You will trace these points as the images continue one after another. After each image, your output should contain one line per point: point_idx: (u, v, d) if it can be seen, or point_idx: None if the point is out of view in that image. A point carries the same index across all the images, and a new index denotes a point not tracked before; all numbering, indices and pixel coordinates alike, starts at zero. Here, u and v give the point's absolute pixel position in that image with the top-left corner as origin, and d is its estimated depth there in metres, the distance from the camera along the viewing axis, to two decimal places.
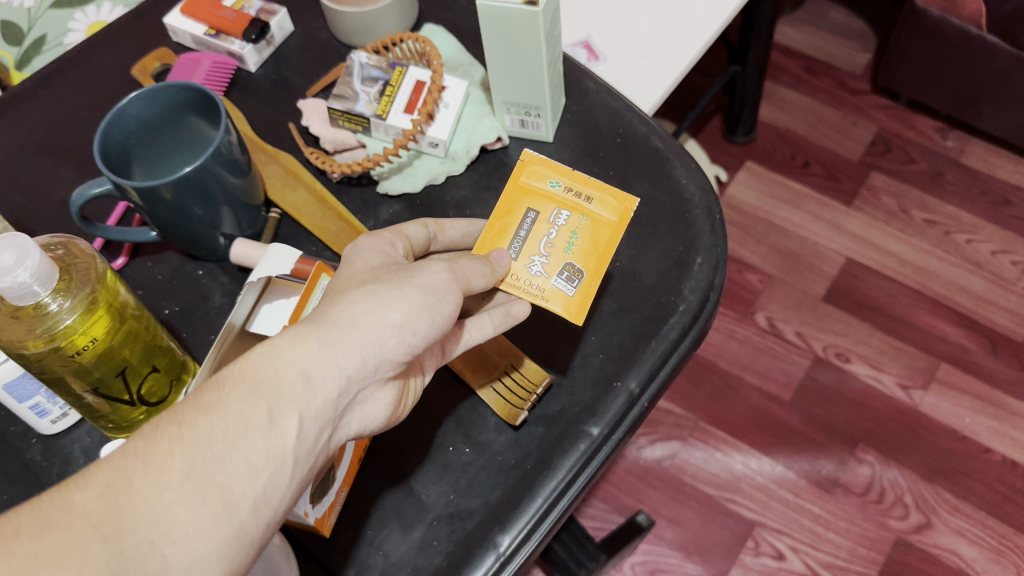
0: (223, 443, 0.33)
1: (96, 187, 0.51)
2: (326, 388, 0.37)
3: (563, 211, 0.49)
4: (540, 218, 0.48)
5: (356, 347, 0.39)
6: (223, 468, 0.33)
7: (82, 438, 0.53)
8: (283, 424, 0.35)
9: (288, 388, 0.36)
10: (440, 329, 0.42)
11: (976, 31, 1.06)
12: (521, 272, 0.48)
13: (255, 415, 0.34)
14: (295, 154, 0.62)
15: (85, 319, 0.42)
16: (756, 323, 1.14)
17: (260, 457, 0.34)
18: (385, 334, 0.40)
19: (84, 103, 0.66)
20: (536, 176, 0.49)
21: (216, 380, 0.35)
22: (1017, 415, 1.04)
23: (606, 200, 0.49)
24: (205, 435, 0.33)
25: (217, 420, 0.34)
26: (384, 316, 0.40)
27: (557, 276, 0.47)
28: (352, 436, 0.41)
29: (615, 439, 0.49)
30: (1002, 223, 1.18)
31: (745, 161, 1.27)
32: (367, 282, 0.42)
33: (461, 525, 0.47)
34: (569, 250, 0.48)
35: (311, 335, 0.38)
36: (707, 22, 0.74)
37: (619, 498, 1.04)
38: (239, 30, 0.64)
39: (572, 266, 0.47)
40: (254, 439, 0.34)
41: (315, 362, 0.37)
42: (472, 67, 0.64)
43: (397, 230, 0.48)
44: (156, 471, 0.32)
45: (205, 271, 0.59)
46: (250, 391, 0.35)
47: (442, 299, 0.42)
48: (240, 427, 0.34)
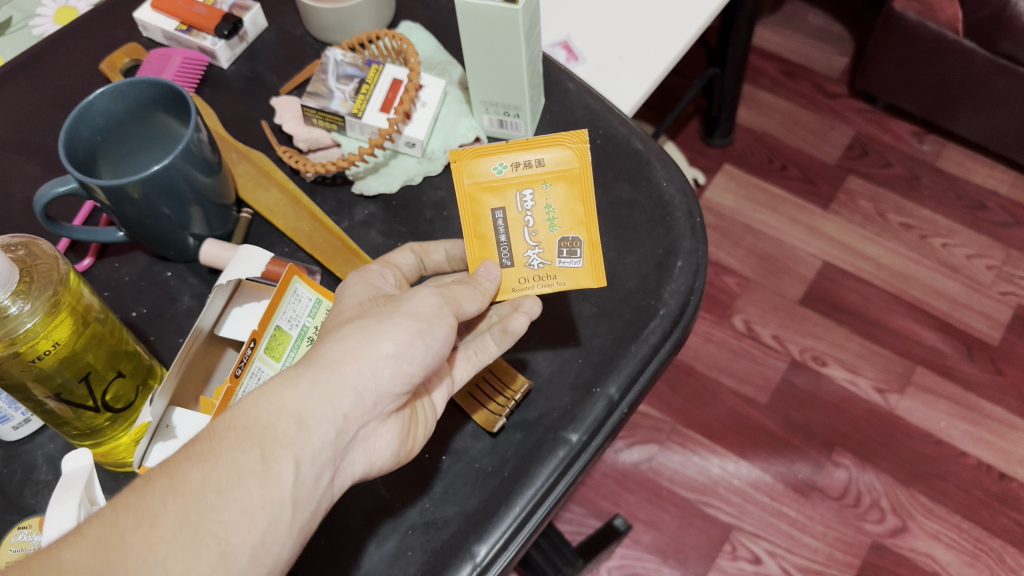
0: (215, 493, 0.33)
1: (61, 186, 0.49)
2: (322, 429, 0.36)
3: (526, 190, 0.46)
4: (510, 211, 0.46)
5: (350, 385, 0.37)
6: (217, 518, 0.32)
7: (45, 444, 0.51)
8: (278, 468, 0.34)
9: (281, 433, 0.35)
10: (437, 357, 0.41)
11: (953, 36, 1.07)
12: (524, 272, 0.47)
13: (247, 462, 0.34)
14: (267, 152, 0.60)
15: (47, 323, 0.41)
16: (734, 325, 1.14)
17: (255, 505, 0.33)
18: (378, 367, 0.38)
19: (50, 99, 0.64)
20: (478, 169, 0.46)
21: (207, 430, 0.35)
22: (991, 418, 1.05)
23: (557, 155, 0.46)
24: (197, 485, 0.33)
25: (209, 469, 0.33)
26: (376, 349, 0.38)
27: (559, 257, 0.46)
28: (359, 474, 0.40)
29: (594, 445, 0.48)
30: (977, 227, 1.19)
31: (723, 164, 1.27)
32: (357, 316, 0.41)
33: (436, 534, 0.46)
34: (554, 226, 0.46)
35: (301, 377, 0.37)
36: (686, 24, 0.73)
37: (596, 502, 1.03)
38: (211, 26, 0.63)
39: (567, 240, 0.46)
40: (247, 487, 0.33)
41: (307, 404, 0.36)
42: (450, 66, 0.63)
43: (384, 263, 0.48)
44: (148, 525, 0.31)
45: (174, 272, 0.57)
46: (241, 439, 0.34)
47: (434, 323, 0.41)
48: (234, 474, 0.33)
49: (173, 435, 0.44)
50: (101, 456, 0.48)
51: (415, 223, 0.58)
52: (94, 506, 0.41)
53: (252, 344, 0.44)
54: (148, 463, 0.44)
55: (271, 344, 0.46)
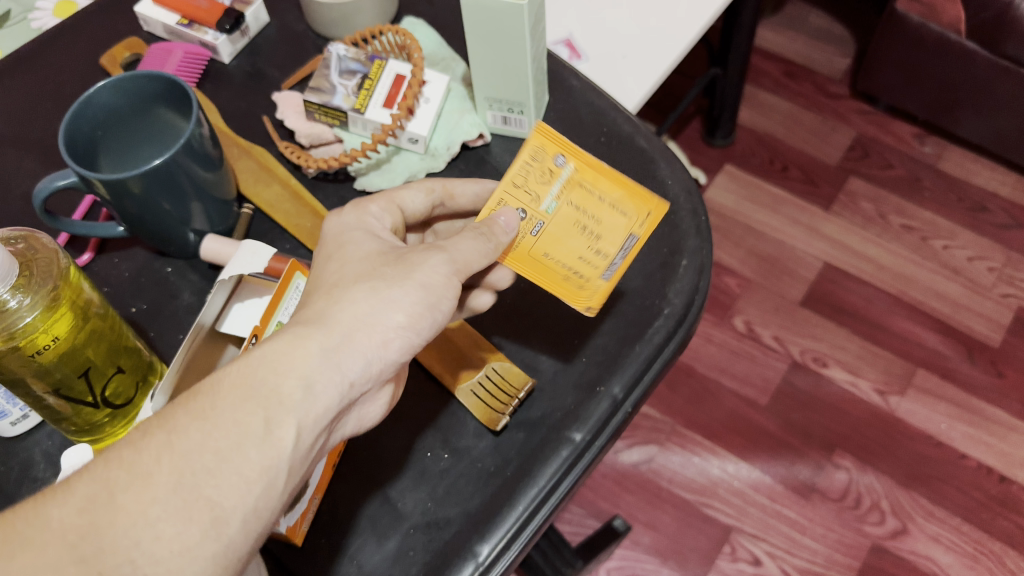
0: (214, 455, 0.32)
1: (61, 179, 0.48)
2: (328, 395, 0.36)
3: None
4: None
5: (359, 353, 0.38)
6: (212, 483, 0.32)
7: (43, 441, 0.50)
8: (280, 433, 0.34)
9: (287, 396, 0.35)
10: (440, 326, 0.41)
11: (955, 38, 1.07)
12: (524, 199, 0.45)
13: (250, 424, 0.33)
14: (269, 148, 0.60)
15: (47, 317, 0.40)
16: (734, 326, 1.13)
17: (253, 469, 0.33)
18: (388, 337, 0.39)
19: (50, 93, 0.63)
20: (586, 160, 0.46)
21: (210, 385, 0.34)
22: (992, 421, 1.05)
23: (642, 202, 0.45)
24: (196, 445, 0.32)
25: (209, 428, 0.33)
26: (388, 318, 0.39)
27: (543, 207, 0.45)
28: (350, 433, 0.42)
29: (598, 446, 0.47)
30: (978, 229, 1.19)
31: (723, 164, 1.27)
32: (365, 273, 0.40)
33: (438, 534, 0.45)
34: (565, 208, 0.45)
35: (311, 339, 0.37)
36: (691, 21, 0.73)
37: (595, 503, 1.03)
38: (213, 20, 0.62)
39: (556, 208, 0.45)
40: (246, 452, 0.33)
41: (315, 369, 0.36)
42: (454, 62, 0.63)
43: (391, 199, 0.47)
44: (141, 485, 0.31)
45: (174, 268, 0.56)
46: (245, 398, 0.34)
47: (442, 297, 0.41)
48: (235, 436, 0.33)
49: None
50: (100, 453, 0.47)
51: None
52: None
53: (253, 340, 0.44)
54: None
55: None
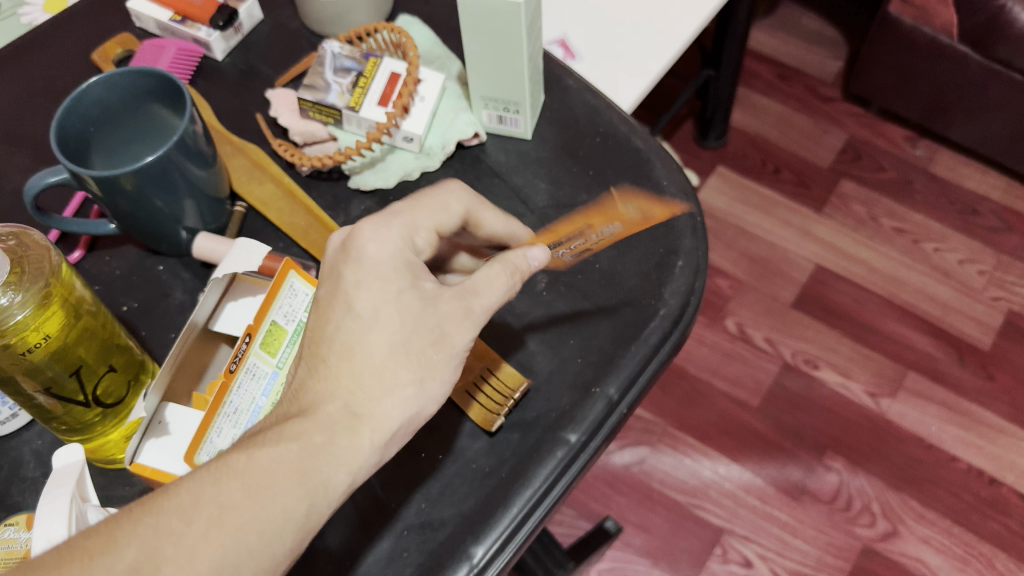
0: (259, 539, 0.34)
1: (52, 176, 0.48)
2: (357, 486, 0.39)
3: None
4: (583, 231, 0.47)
5: (396, 441, 0.40)
6: (252, 564, 0.34)
7: (32, 440, 0.50)
8: (318, 519, 0.37)
9: (331, 491, 0.37)
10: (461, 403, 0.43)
11: (947, 41, 1.07)
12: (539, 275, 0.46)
13: (295, 513, 0.36)
14: (262, 145, 0.60)
15: (39, 315, 0.40)
16: (726, 328, 1.14)
17: (287, 553, 0.35)
18: (419, 422, 0.41)
19: (41, 89, 0.63)
20: None
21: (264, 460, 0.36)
22: (983, 424, 1.05)
23: None
24: (244, 527, 0.34)
25: (257, 511, 0.35)
26: (426, 411, 0.41)
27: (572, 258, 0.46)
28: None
29: (593, 447, 0.47)
30: (969, 232, 1.19)
31: (716, 166, 1.27)
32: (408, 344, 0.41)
33: (433, 535, 0.45)
34: None
35: (361, 434, 0.39)
36: (686, 22, 0.73)
37: (587, 504, 1.02)
38: (206, 16, 0.62)
39: None
40: (287, 539, 0.35)
41: (359, 465, 0.38)
42: (449, 61, 0.63)
43: (424, 204, 0.43)
44: (187, 560, 0.33)
45: (166, 266, 0.56)
46: (296, 484, 0.36)
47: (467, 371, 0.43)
48: (280, 523, 0.35)
49: (166, 433, 0.43)
50: (90, 452, 0.47)
51: None
52: (87, 503, 0.40)
53: (246, 339, 0.44)
54: (140, 460, 0.43)
55: (267, 340, 0.45)
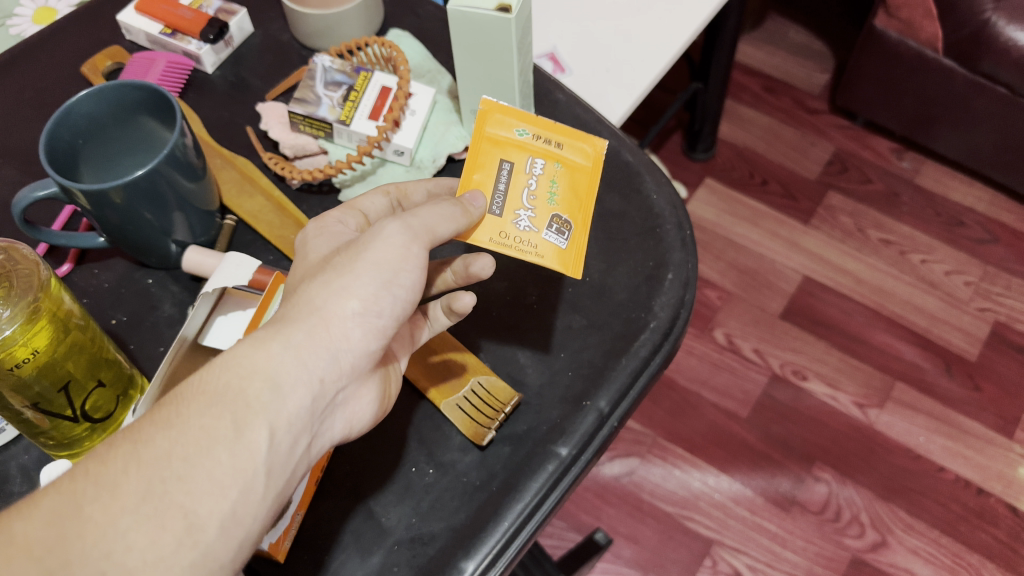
0: (183, 462, 0.31)
1: (40, 190, 0.48)
2: (297, 394, 0.35)
3: (538, 161, 0.46)
4: (516, 170, 0.45)
5: (322, 346, 0.36)
6: (184, 488, 0.31)
7: (19, 454, 0.49)
8: (251, 434, 0.33)
9: (254, 398, 0.33)
10: (401, 312, 0.40)
11: (932, 54, 1.09)
12: (506, 229, 0.44)
13: (218, 428, 0.32)
14: (252, 158, 0.59)
15: (27, 330, 0.40)
16: (715, 339, 1.14)
17: (226, 473, 0.31)
18: (346, 325, 0.37)
19: (30, 102, 0.62)
20: (502, 125, 0.46)
21: (176, 393, 0.33)
22: (970, 434, 1.06)
23: (577, 145, 0.47)
24: (164, 452, 0.31)
25: (176, 435, 0.31)
26: (342, 306, 0.37)
27: (546, 230, 0.45)
28: (338, 437, 0.40)
29: (584, 460, 0.47)
30: (955, 244, 1.20)
31: (704, 178, 1.27)
32: (319, 271, 0.39)
33: (423, 550, 0.45)
34: (553, 200, 0.45)
35: (270, 340, 0.35)
36: (674, 36, 0.73)
37: (577, 516, 1.02)
38: (196, 30, 0.62)
39: (559, 218, 0.45)
40: (218, 454, 0.32)
41: (279, 367, 0.35)
42: (439, 75, 0.63)
43: (351, 205, 0.45)
44: (110, 496, 0.29)
45: (155, 279, 0.56)
46: (212, 402, 0.33)
47: (400, 273, 0.39)
48: (203, 440, 0.32)
49: None
50: None
51: None
52: None
53: None
54: None
55: None
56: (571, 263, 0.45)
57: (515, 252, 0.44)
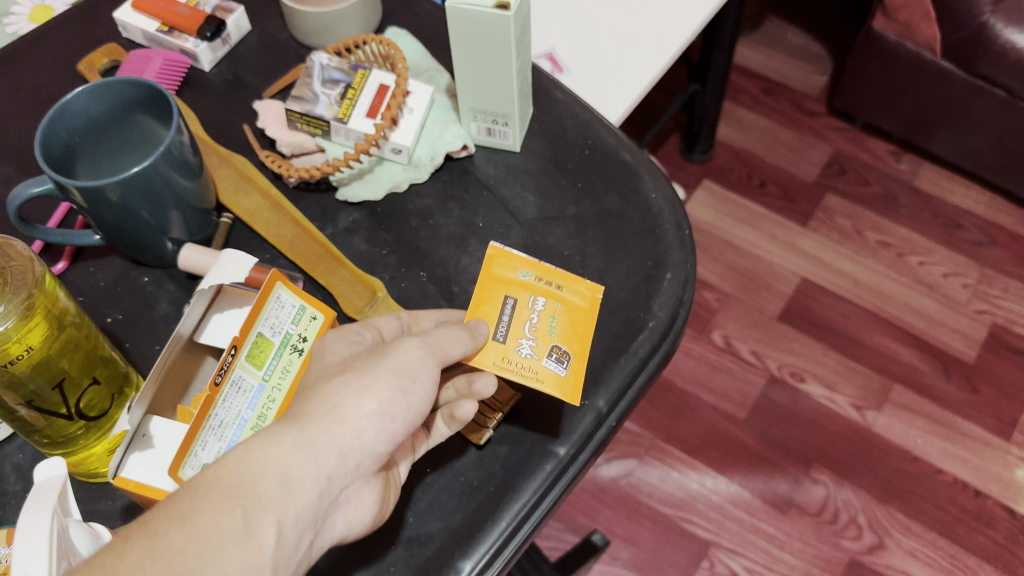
0: (196, 558, 0.30)
1: (36, 186, 0.47)
2: (306, 492, 0.34)
3: (539, 298, 0.46)
4: (519, 306, 0.46)
5: (336, 445, 0.36)
6: None
7: (13, 453, 0.49)
8: (260, 532, 0.32)
9: (264, 494, 0.33)
10: (418, 414, 0.39)
11: (931, 57, 1.09)
12: (508, 355, 0.44)
13: (229, 526, 0.32)
14: (249, 156, 0.59)
15: (21, 327, 0.39)
16: (713, 340, 1.14)
17: (235, 571, 0.31)
18: (362, 426, 0.37)
19: (27, 99, 0.62)
20: (506, 267, 0.47)
21: (189, 486, 0.32)
22: (967, 436, 1.06)
23: (577, 286, 0.47)
24: (177, 546, 0.30)
25: (190, 530, 0.31)
26: (360, 405, 0.37)
27: (547, 358, 0.44)
28: (336, 538, 0.38)
29: (581, 460, 0.47)
30: (953, 246, 1.20)
31: (702, 179, 1.27)
32: (338, 371, 0.39)
33: (420, 550, 0.44)
34: (553, 333, 0.45)
35: (284, 436, 0.35)
36: (673, 36, 0.73)
37: (574, 517, 1.02)
38: (194, 27, 0.62)
39: (559, 348, 0.44)
40: (227, 551, 0.31)
41: (291, 464, 0.34)
42: (437, 73, 0.63)
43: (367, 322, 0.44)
44: None
45: (151, 277, 0.55)
46: (225, 498, 0.32)
47: (417, 379, 0.39)
48: (214, 537, 0.31)
49: (151, 446, 0.42)
50: (74, 466, 0.46)
51: (400, 230, 0.57)
52: (70, 519, 0.39)
53: (233, 351, 0.42)
54: (123, 474, 0.41)
55: (253, 352, 0.44)
56: (569, 389, 0.44)
57: (518, 377, 0.43)
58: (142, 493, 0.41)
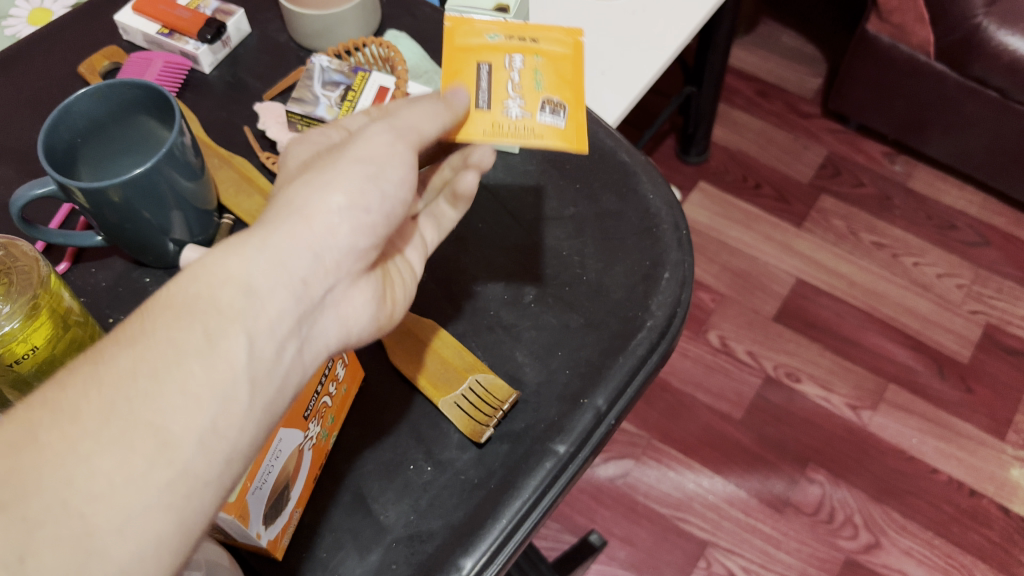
0: (150, 378, 0.30)
1: (40, 187, 0.48)
2: (275, 296, 0.34)
3: (514, 58, 0.46)
4: (496, 68, 0.46)
5: (305, 242, 0.36)
6: (153, 405, 0.30)
7: None
8: (225, 342, 0.32)
9: (227, 304, 0.33)
10: (391, 204, 0.41)
11: (924, 59, 1.10)
12: (499, 118, 0.44)
13: (188, 341, 0.31)
14: (250, 158, 0.60)
15: (27, 326, 0.40)
16: (709, 341, 1.14)
17: (199, 385, 0.31)
18: (329, 223, 0.37)
19: (28, 101, 0.62)
20: (473, 36, 0.47)
21: (144, 307, 0.32)
22: (962, 436, 1.06)
23: (551, 40, 0.47)
24: (127, 370, 0.30)
25: (141, 352, 0.31)
26: (326, 201, 0.38)
27: (541, 112, 0.44)
28: (335, 342, 0.39)
29: (581, 458, 0.47)
30: (947, 247, 1.21)
31: (698, 181, 1.28)
32: (299, 178, 0.40)
33: (421, 547, 0.45)
34: (540, 86, 0.45)
35: (245, 244, 0.35)
36: (669, 38, 0.74)
37: (572, 517, 1.02)
38: (194, 30, 0.62)
39: (549, 100, 0.45)
40: (190, 365, 0.31)
41: (253, 272, 0.34)
42: (437, 75, 0.63)
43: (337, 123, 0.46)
44: (69, 420, 0.29)
45: (153, 278, 0.56)
46: (179, 312, 0.32)
47: (386, 168, 0.41)
48: (172, 353, 0.31)
49: None
50: None
51: None
52: None
53: None
54: None
55: None
56: (572, 135, 0.44)
57: (516, 138, 0.43)
58: None
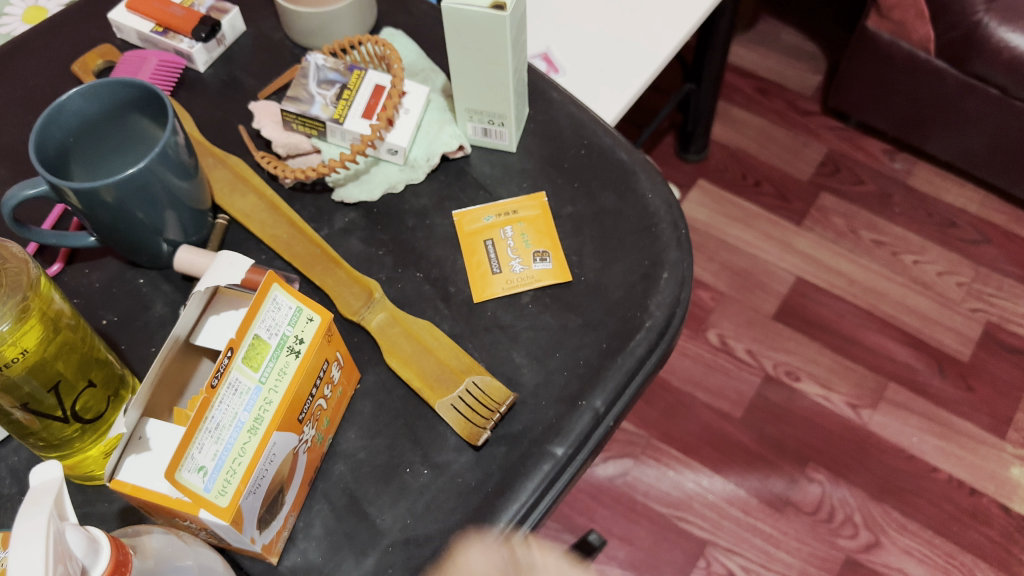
0: None
1: (31, 188, 0.47)
2: None
3: (506, 229, 0.56)
4: (496, 241, 0.56)
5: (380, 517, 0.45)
6: None
7: (8, 456, 0.49)
8: None
9: None
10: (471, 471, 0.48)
11: (924, 56, 1.09)
12: (508, 277, 0.54)
13: None
14: (245, 158, 0.59)
15: (17, 330, 0.39)
16: (708, 340, 1.14)
17: None
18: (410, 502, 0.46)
19: (21, 100, 0.62)
20: (472, 220, 0.57)
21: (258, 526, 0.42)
22: (962, 434, 1.06)
23: (524, 203, 0.57)
24: None
25: None
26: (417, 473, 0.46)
27: (535, 262, 0.54)
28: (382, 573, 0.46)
29: (580, 460, 0.47)
30: (947, 244, 1.20)
31: (697, 179, 1.28)
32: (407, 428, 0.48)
33: (418, 551, 0.45)
34: (529, 243, 0.55)
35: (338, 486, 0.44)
36: (668, 35, 0.73)
37: (571, 517, 1.02)
38: (188, 28, 0.62)
39: (539, 252, 0.55)
40: None
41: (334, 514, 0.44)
42: (433, 74, 0.63)
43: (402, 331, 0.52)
44: None
45: (146, 279, 0.55)
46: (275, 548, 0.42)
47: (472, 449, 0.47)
48: None
49: (147, 448, 0.41)
50: (70, 469, 0.46)
51: (396, 230, 0.56)
52: (67, 522, 0.34)
53: (229, 353, 0.40)
54: (120, 477, 0.40)
55: (249, 354, 0.41)
56: (560, 270, 0.54)
57: (526, 287, 0.53)
58: (136, 496, 0.40)
